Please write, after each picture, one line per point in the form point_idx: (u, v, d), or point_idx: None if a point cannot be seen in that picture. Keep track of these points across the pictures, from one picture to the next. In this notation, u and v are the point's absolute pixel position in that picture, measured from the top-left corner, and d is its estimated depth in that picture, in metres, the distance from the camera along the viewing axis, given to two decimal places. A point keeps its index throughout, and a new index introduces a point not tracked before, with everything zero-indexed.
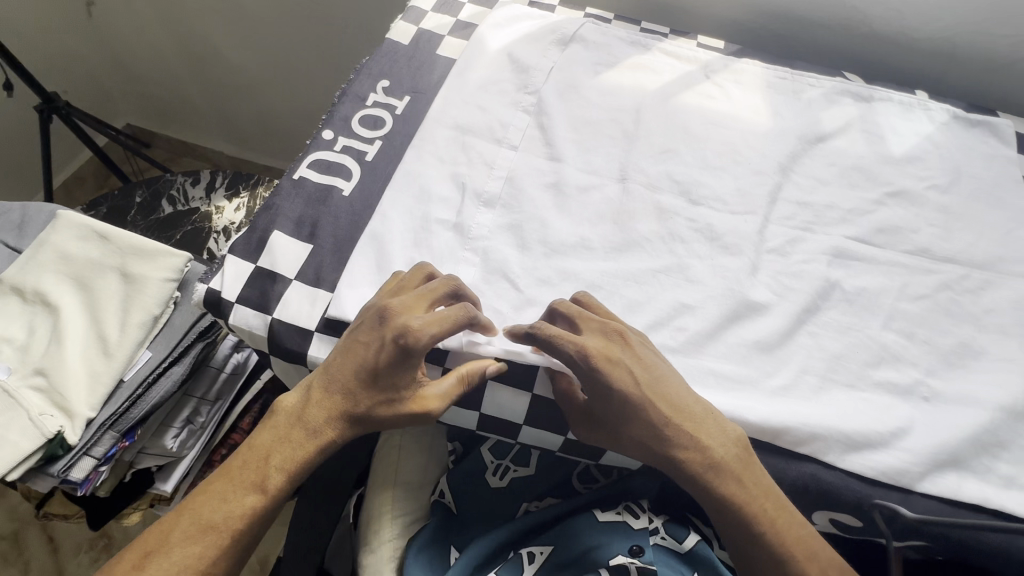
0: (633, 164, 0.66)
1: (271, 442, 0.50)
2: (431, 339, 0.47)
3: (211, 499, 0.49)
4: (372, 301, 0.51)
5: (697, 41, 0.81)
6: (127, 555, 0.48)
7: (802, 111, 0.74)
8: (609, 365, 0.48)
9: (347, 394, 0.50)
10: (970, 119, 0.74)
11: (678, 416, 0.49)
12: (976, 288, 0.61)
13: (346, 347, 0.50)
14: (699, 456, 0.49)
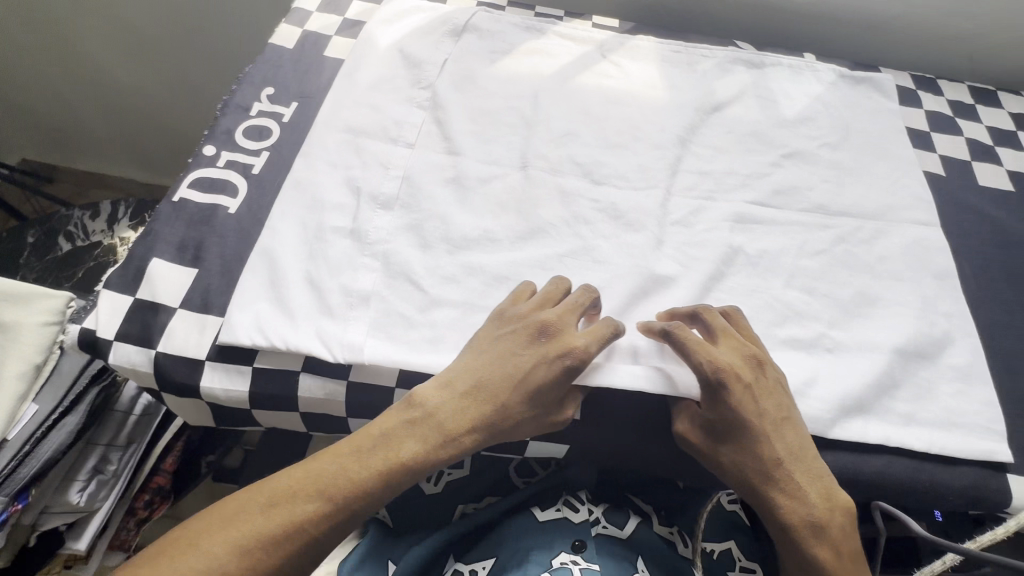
0: (533, 150, 0.65)
1: (407, 432, 0.46)
2: (591, 350, 0.48)
3: (340, 464, 0.45)
4: (508, 317, 0.51)
5: (592, 21, 0.81)
6: (246, 496, 0.43)
7: (698, 83, 0.75)
8: (740, 384, 0.48)
9: (467, 432, 0.46)
10: (854, 77, 0.77)
11: (788, 461, 0.48)
12: (870, 237, 0.63)
13: (491, 372, 0.48)
14: (798, 513, 0.47)
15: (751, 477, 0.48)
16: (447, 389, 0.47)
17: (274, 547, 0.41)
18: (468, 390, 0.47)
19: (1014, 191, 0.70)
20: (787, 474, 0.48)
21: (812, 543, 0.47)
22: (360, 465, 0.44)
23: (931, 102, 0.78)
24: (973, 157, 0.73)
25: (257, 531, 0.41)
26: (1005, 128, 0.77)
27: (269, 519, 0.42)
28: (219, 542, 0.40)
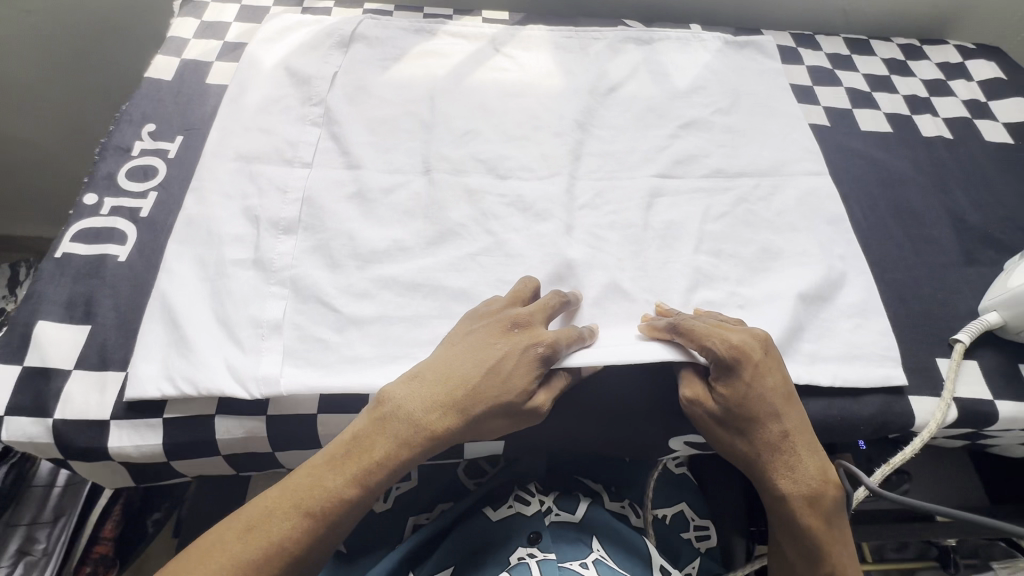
0: (435, 152, 0.65)
1: (377, 432, 0.47)
2: (561, 344, 0.49)
3: (313, 478, 0.46)
4: (487, 320, 0.51)
5: (482, 16, 0.81)
6: (229, 526, 0.45)
7: (591, 66, 0.76)
8: (748, 363, 0.49)
9: (444, 432, 0.47)
10: (738, 42, 0.81)
11: (793, 436, 0.50)
12: (767, 194, 0.66)
13: (463, 370, 0.48)
14: (795, 485, 0.49)
15: (753, 450, 0.50)
16: (411, 383, 0.48)
17: (257, 568, 0.43)
18: (434, 382, 0.48)
19: (892, 132, 0.75)
20: (789, 447, 0.49)
21: (807, 512, 0.49)
22: (330, 473, 0.46)
23: (811, 58, 0.82)
24: (854, 105, 0.78)
25: (237, 559, 0.43)
26: (880, 74, 0.82)
27: (245, 543, 0.44)
28: (198, 574, 0.42)
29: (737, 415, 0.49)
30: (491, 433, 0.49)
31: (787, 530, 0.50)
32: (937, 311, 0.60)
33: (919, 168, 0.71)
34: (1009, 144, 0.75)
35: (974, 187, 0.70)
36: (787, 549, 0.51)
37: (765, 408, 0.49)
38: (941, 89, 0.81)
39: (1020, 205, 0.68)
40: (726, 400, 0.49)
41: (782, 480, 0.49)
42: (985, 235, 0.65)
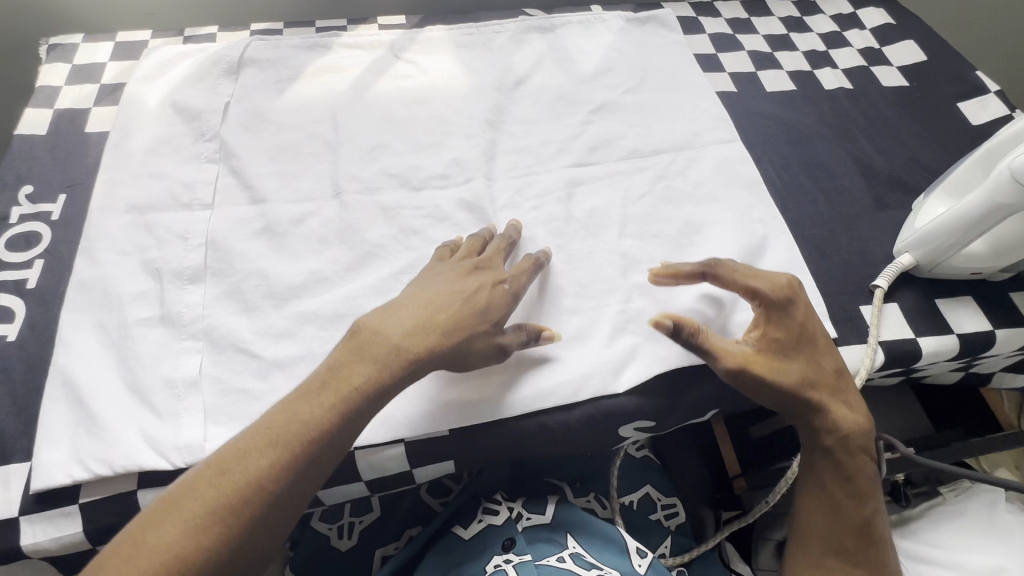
0: (343, 174, 0.62)
1: (357, 359, 0.44)
2: (521, 280, 0.52)
3: (288, 412, 0.41)
4: (451, 264, 0.52)
5: (377, 23, 0.78)
6: (194, 472, 0.39)
7: (496, 61, 0.75)
8: (795, 301, 0.51)
9: (432, 356, 0.45)
10: (639, 18, 0.81)
11: (838, 374, 0.51)
12: (683, 168, 0.67)
13: (444, 297, 0.48)
14: (845, 418, 0.50)
15: (808, 387, 0.50)
16: (387, 314, 0.47)
17: (233, 510, 0.37)
18: (417, 312, 0.47)
19: (796, 89, 0.77)
20: (839, 385, 0.51)
21: (853, 445, 0.51)
22: (307, 406, 0.42)
23: (712, 26, 0.83)
24: (757, 67, 0.79)
25: (207, 504, 0.37)
26: (778, 33, 0.83)
27: (217, 488, 0.38)
28: (163, 528, 0.36)
29: (793, 352, 0.50)
30: (477, 364, 0.48)
31: (834, 468, 0.50)
32: (855, 259, 0.61)
33: (824, 121, 0.73)
34: (905, 86, 0.78)
35: (877, 133, 0.72)
36: (833, 491, 0.51)
37: (819, 343, 0.51)
38: (837, 41, 0.83)
39: (920, 145, 0.71)
40: (783, 337, 0.50)
41: (835, 415, 0.50)
42: (892, 178, 0.68)
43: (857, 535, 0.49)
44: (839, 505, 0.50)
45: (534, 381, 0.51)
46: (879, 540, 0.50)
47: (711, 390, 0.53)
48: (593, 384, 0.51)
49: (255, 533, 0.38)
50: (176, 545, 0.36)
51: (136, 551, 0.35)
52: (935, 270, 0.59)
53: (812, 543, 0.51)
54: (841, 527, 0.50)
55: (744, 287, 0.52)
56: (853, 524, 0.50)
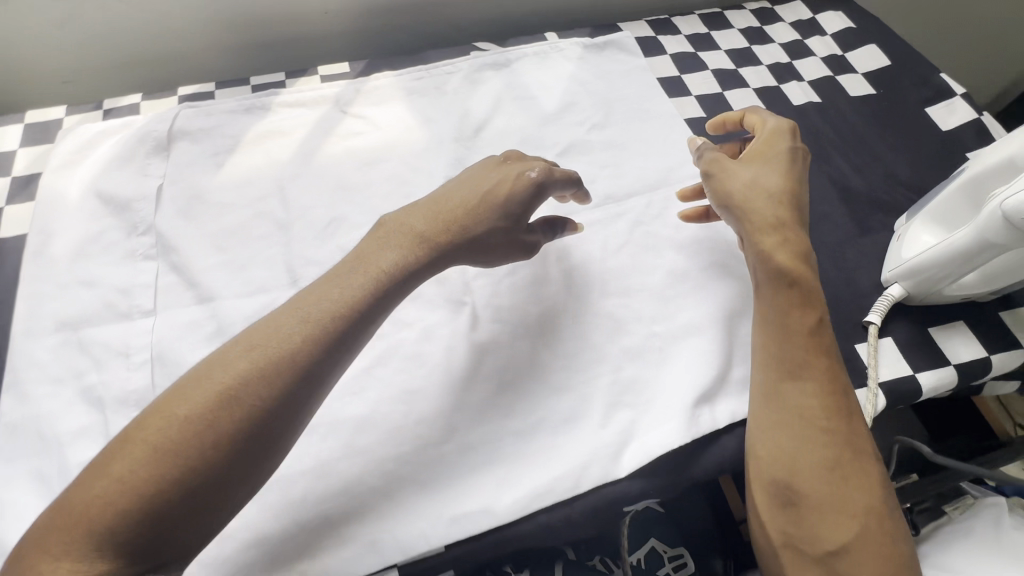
0: (299, 258, 0.57)
1: (381, 247, 0.48)
2: (554, 172, 0.53)
3: (312, 297, 0.44)
4: (484, 160, 0.55)
5: (319, 74, 0.72)
6: (229, 346, 0.42)
7: (452, 107, 0.70)
8: (782, 136, 0.57)
9: (445, 239, 0.49)
10: (597, 44, 0.76)
11: (792, 196, 0.54)
12: (661, 210, 0.63)
13: (470, 184, 0.52)
14: (784, 256, 0.51)
15: (763, 196, 0.54)
16: (415, 209, 0.51)
17: (264, 381, 0.40)
18: (437, 204, 0.51)
19: (766, 108, 0.74)
20: (788, 214, 0.54)
21: (792, 261, 0.51)
22: (334, 290, 0.45)
23: (673, 45, 0.80)
24: (724, 87, 0.76)
25: (235, 376, 0.39)
26: (741, 47, 0.80)
27: (246, 359, 0.40)
28: (201, 389, 0.39)
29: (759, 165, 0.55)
30: (490, 249, 0.52)
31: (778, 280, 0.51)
32: (844, 293, 0.59)
33: None
34: (873, 94, 0.76)
35: (851, 150, 0.70)
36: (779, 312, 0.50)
37: (780, 160, 0.56)
38: (800, 50, 0.80)
39: (894, 159, 0.70)
40: (763, 150, 0.57)
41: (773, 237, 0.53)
42: (871, 198, 0.66)
43: (811, 359, 0.49)
44: (786, 324, 0.50)
45: (529, 477, 0.48)
46: (834, 370, 0.49)
47: (718, 460, 0.51)
48: (594, 470, 0.48)
49: (278, 407, 0.40)
50: (208, 414, 0.38)
51: (171, 416, 0.38)
52: (926, 299, 0.57)
53: (770, 374, 0.49)
54: (792, 350, 0.49)
55: (750, 125, 0.60)
56: (807, 351, 0.49)
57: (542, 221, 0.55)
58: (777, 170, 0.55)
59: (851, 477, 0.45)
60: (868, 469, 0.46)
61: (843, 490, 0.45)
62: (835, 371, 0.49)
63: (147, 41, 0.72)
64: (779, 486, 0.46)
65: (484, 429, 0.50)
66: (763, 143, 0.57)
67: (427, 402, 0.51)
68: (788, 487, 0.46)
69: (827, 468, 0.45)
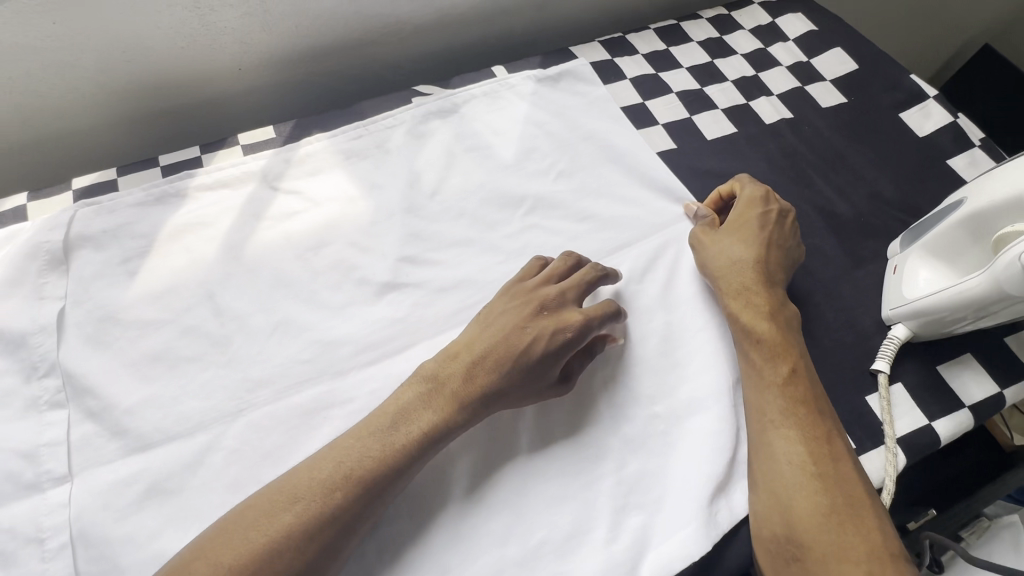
0: (240, 379, 0.49)
1: (424, 405, 0.45)
2: (590, 324, 0.49)
3: (352, 452, 0.42)
4: (521, 294, 0.51)
5: (240, 143, 0.63)
6: (271, 492, 0.41)
7: (399, 167, 0.62)
8: (748, 209, 0.57)
9: (477, 399, 0.46)
10: (551, 75, 0.69)
11: (761, 267, 0.54)
12: (646, 265, 0.57)
13: (500, 335, 0.48)
14: (751, 318, 0.51)
15: (727, 269, 0.54)
16: (451, 364, 0.47)
17: (310, 535, 0.39)
18: (471, 360, 0.47)
19: (738, 131, 0.69)
20: (759, 283, 0.53)
21: (762, 322, 0.51)
22: (373, 443, 0.43)
23: (631, 67, 0.73)
24: (690, 110, 0.70)
25: (280, 530, 0.39)
26: (703, 62, 0.75)
27: (290, 511, 0.39)
28: (243, 537, 0.38)
29: (732, 237, 0.56)
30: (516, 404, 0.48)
31: (747, 336, 0.50)
32: (846, 338, 0.55)
33: (775, 167, 0.66)
34: (845, 104, 0.72)
35: (831, 170, 0.66)
36: (755, 365, 0.49)
37: (755, 229, 0.56)
38: (764, 60, 0.75)
39: (877, 176, 0.66)
40: (734, 221, 0.57)
41: (740, 305, 0.52)
42: (860, 223, 0.62)
43: (790, 405, 0.46)
44: (759, 374, 0.48)
45: None
46: (816, 416, 0.46)
47: (741, 558, 0.46)
48: None
49: (320, 560, 0.39)
50: (253, 565, 0.37)
51: (217, 565, 0.37)
52: (932, 336, 0.53)
53: (753, 424, 0.47)
54: (769, 397, 0.47)
55: (739, 185, 0.60)
56: (786, 398, 0.47)
57: (577, 356, 0.50)
58: (744, 243, 0.55)
59: (853, 525, 0.41)
60: (867, 515, 0.42)
61: (844, 540, 0.41)
62: (817, 415, 0.46)
63: (28, 127, 0.61)
64: (779, 540, 0.43)
65: (481, 565, 0.43)
66: (739, 214, 0.57)
67: (411, 540, 0.44)
68: (789, 541, 0.42)
69: (821, 515, 0.41)
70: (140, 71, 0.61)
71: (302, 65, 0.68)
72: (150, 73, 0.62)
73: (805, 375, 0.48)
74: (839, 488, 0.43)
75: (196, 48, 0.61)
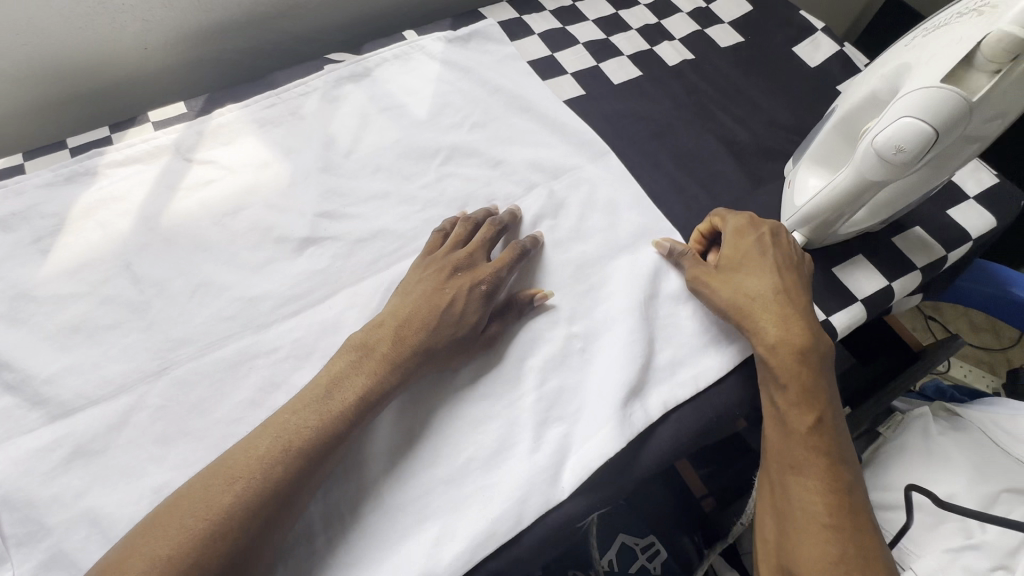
0: (163, 342, 0.50)
1: (356, 370, 0.45)
2: (501, 274, 0.52)
3: (284, 423, 0.42)
4: (430, 267, 0.52)
5: (151, 121, 0.63)
6: (205, 476, 0.40)
7: (315, 131, 0.63)
8: (741, 238, 0.54)
9: (408, 362, 0.46)
10: (461, 36, 0.71)
11: (779, 297, 0.50)
12: (560, 202, 0.60)
13: (419, 302, 0.49)
14: (783, 362, 0.48)
15: (742, 305, 0.51)
16: (378, 330, 0.47)
17: (253, 514, 0.38)
18: (397, 324, 0.48)
19: (643, 74, 0.72)
20: (784, 316, 0.49)
21: (788, 362, 0.48)
22: (311, 415, 0.42)
23: (539, 22, 0.75)
24: (598, 58, 0.73)
25: (219, 511, 0.38)
26: (608, 14, 0.77)
27: (230, 491, 0.39)
28: (176, 526, 0.37)
29: (742, 270, 0.52)
30: (453, 362, 0.50)
31: (773, 380, 0.48)
32: None
33: (679, 104, 0.69)
34: (742, 43, 0.75)
35: (732, 103, 0.70)
36: (783, 410, 0.47)
37: (757, 257, 0.53)
38: (666, 8, 0.79)
39: (773, 105, 0.70)
40: (733, 255, 0.53)
41: (764, 343, 0.49)
42: (759, 148, 0.66)
43: (813, 455, 0.46)
44: (783, 421, 0.47)
45: (472, 534, 0.43)
46: (839, 470, 0.46)
47: (660, 452, 0.49)
48: (534, 501, 0.45)
49: (268, 530, 0.39)
50: (192, 552, 0.36)
51: (151, 559, 0.36)
52: (823, 241, 0.58)
53: (773, 467, 0.47)
54: (792, 444, 0.46)
55: (719, 219, 0.56)
56: (809, 449, 0.46)
57: (501, 309, 0.53)
58: (754, 275, 0.52)
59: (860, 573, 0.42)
60: (875, 563, 0.43)
61: None
62: (837, 467, 0.45)
63: None
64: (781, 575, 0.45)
65: (414, 488, 0.45)
66: (733, 245, 0.54)
67: (342, 474, 0.45)
68: None
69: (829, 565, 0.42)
70: (39, 55, 0.60)
71: (209, 42, 0.68)
72: (49, 57, 0.61)
73: (830, 424, 0.47)
74: (850, 541, 0.43)
75: (95, 28, 0.61)
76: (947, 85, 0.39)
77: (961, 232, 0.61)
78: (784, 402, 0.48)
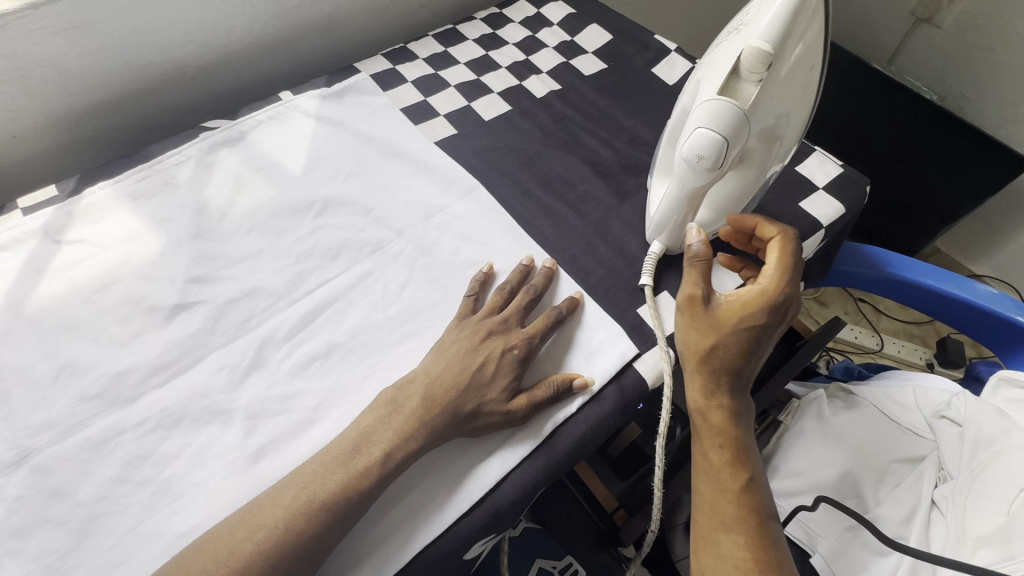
0: (22, 429, 0.49)
1: (384, 427, 0.47)
2: (533, 341, 0.52)
3: (314, 479, 0.44)
4: (465, 330, 0.53)
5: (19, 207, 0.63)
6: (234, 522, 0.43)
7: (189, 199, 0.64)
8: (766, 288, 0.49)
9: (439, 422, 0.47)
10: (336, 91, 0.74)
11: (746, 361, 0.49)
12: (432, 240, 0.62)
13: (454, 365, 0.50)
14: (721, 419, 0.48)
15: (710, 355, 0.48)
16: (409, 387, 0.49)
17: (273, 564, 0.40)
18: (429, 381, 0.49)
19: (511, 109, 0.76)
20: (734, 379, 0.49)
21: (724, 421, 0.48)
22: (337, 469, 0.44)
23: (411, 71, 0.79)
24: (468, 99, 0.77)
25: (248, 557, 0.40)
26: (478, 56, 0.82)
27: (256, 540, 0.41)
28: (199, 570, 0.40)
29: (739, 321, 0.49)
30: (480, 431, 0.49)
31: (713, 435, 0.48)
32: (619, 263, 0.61)
33: (546, 132, 0.73)
34: (604, 69, 0.80)
35: (596, 126, 0.74)
36: (720, 467, 0.47)
37: (758, 315, 0.49)
38: (532, 45, 0.83)
39: (635, 124, 0.74)
40: (742, 300, 0.49)
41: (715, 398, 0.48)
42: (622, 166, 0.70)
43: (742, 515, 0.45)
44: (716, 476, 0.47)
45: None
46: (769, 527, 0.45)
47: (536, 473, 0.49)
48: (413, 540, 0.46)
49: None
50: None
51: None
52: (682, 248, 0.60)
53: (706, 522, 0.46)
54: (720, 502, 0.46)
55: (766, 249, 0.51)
56: (737, 507, 0.45)
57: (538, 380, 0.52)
58: (743, 332, 0.48)
59: None
60: None
61: None
62: (765, 530, 0.45)
63: None
64: None
65: None
66: (748, 293, 0.50)
67: None
68: None
69: None
70: None
71: (82, 124, 0.69)
72: None
73: (760, 483, 0.47)
74: None
75: None
76: (723, 98, 0.44)
77: (812, 223, 0.65)
78: (721, 459, 0.47)
